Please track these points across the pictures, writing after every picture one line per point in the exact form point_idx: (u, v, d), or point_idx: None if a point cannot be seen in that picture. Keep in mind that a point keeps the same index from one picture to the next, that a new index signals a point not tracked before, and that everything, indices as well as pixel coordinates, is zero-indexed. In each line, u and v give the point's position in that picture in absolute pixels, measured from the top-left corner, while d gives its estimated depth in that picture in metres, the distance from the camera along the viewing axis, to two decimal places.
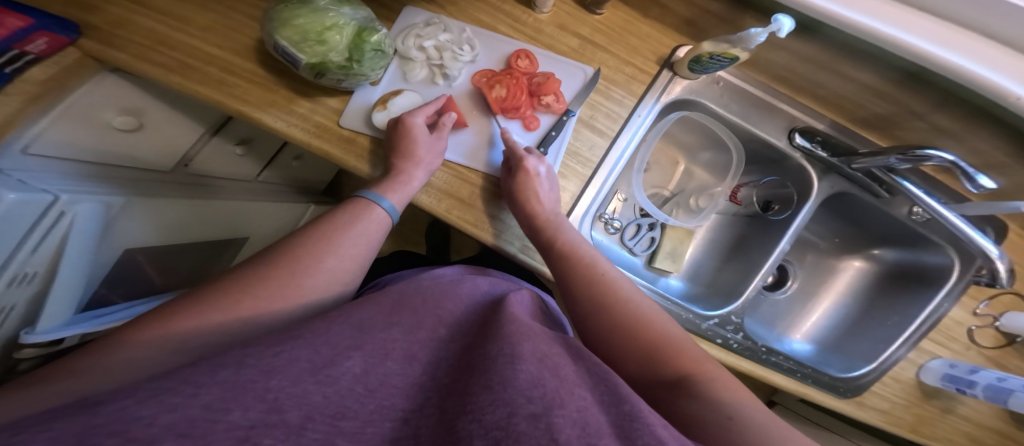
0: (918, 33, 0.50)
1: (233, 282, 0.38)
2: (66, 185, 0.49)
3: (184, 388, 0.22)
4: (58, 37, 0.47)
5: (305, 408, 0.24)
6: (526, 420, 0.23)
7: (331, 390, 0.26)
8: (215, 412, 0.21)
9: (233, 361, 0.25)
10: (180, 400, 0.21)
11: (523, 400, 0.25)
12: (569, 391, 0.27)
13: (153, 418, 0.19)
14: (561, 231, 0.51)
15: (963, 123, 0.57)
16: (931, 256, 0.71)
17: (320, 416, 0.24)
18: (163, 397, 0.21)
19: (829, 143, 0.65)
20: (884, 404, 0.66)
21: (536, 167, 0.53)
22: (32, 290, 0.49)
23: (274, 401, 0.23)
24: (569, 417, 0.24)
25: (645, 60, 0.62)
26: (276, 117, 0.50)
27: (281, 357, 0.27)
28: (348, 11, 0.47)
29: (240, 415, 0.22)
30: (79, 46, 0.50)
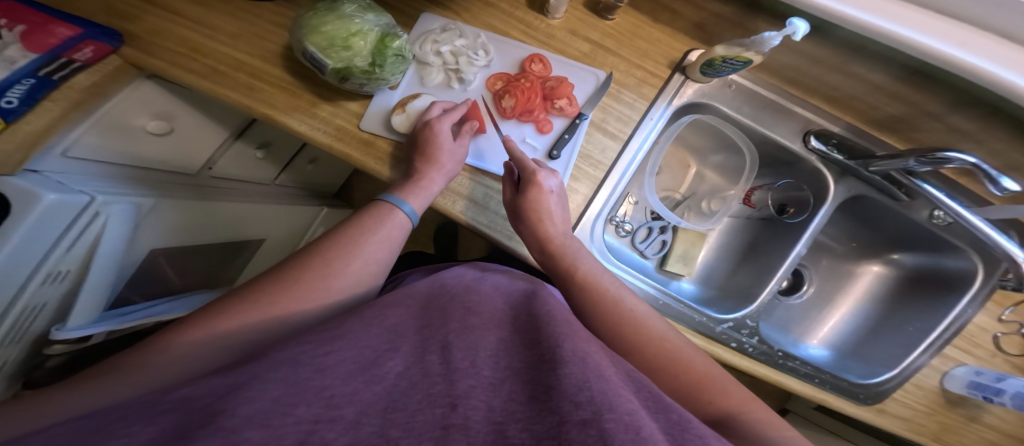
0: (935, 35, 0.50)
1: (262, 285, 0.40)
2: (107, 191, 0.53)
3: (253, 385, 0.25)
4: (103, 45, 0.49)
5: (359, 404, 0.26)
6: (576, 427, 0.25)
7: (381, 388, 0.28)
8: (285, 405, 0.24)
9: (289, 359, 0.28)
10: (253, 394, 0.24)
11: (572, 407, 0.26)
12: (615, 392, 0.28)
13: (234, 410, 0.23)
14: (578, 260, 0.51)
15: (981, 124, 0.57)
16: (953, 261, 0.70)
17: (373, 411, 0.26)
18: (243, 392, 0.24)
19: (845, 145, 0.64)
20: (907, 413, 0.64)
21: (548, 183, 0.52)
22: (63, 289, 0.51)
23: (331, 398, 0.26)
24: (621, 421, 0.25)
25: (656, 63, 0.62)
26: (300, 120, 0.52)
27: (332, 357, 0.29)
28: (372, 18, 0.48)
29: (304, 410, 0.24)
30: (121, 54, 0.51)
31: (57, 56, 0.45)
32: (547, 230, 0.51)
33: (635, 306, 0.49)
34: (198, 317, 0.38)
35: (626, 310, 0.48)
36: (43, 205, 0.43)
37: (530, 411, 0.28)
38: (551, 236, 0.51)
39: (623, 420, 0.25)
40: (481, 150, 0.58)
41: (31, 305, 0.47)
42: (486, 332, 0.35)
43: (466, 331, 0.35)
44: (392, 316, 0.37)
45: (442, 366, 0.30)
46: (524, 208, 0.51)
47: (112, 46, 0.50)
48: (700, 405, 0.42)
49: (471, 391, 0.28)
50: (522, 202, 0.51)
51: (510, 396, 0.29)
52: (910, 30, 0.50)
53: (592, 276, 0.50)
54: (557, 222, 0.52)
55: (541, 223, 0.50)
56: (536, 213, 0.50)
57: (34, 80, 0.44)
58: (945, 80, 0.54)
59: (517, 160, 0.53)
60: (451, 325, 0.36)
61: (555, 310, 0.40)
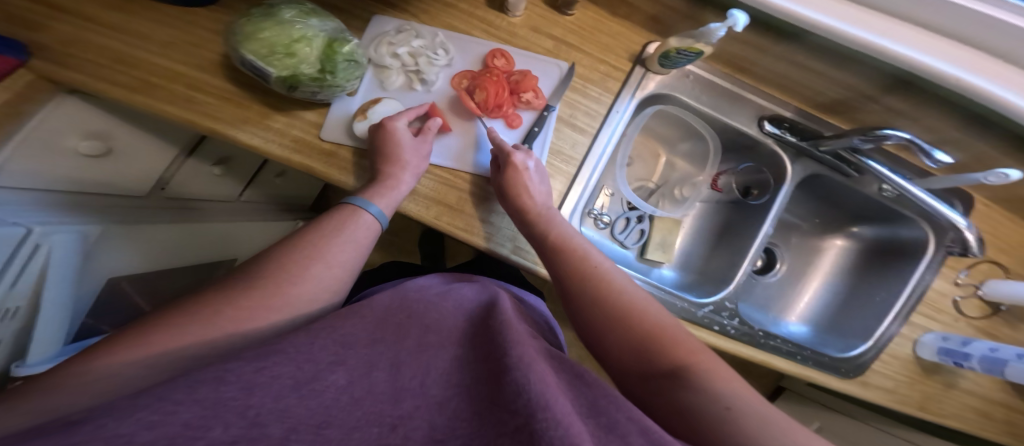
0: (855, 22, 0.53)
1: (210, 297, 0.37)
2: (45, 220, 0.49)
3: (159, 408, 0.21)
4: (9, 58, 0.45)
5: (289, 421, 0.24)
6: (509, 436, 0.25)
7: (317, 402, 0.26)
8: (197, 429, 0.21)
9: (212, 377, 0.24)
10: (157, 417, 0.20)
11: (508, 416, 0.26)
12: (555, 393, 0.27)
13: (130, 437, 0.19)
14: (553, 225, 0.50)
15: (914, 106, 0.60)
16: (907, 230, 0.73)
17: (304, 427, 0.24)
18: (140, 414, 0.20)
19: (797, 128, 0.66)
20: (887, 382, 0.67)
21: (524, 162, 0.52)
22: (17, 326, 0.47)
23: (255, 417, 0.23)
24: (553, 420, 0.25)
25: (618, 57, 0.63)
26: (252, 133, 0.50)
27: (264, 373, 0.25)
28: (316, 22, 0.47)
29: (222, 432, 0.21)
30: (31, 68, 0.47)
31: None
32: (525, 202, 0.50)
33: (601, 262, 0.49)
34: (118, 339, 0.33)
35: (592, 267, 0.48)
36: None
37: (474, 424, 0.28)
38: (528, 207, 0.50)
39: (554, 418, 0.25)
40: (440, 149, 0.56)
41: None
42: (440, 351, 0.34)
43: (418, 351, 0.34)
44: (343, 326, 0.34)
45: (389, 384, 0.29)
46: (506, 188, 0.51)
47: (20, 60, 0.46)
48: (655, 359, 0.41)
49: (415, 411, 0.28)
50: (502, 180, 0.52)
51: (456, 414, 0.29)
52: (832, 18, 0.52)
53: (565, 240, 0.50)
54: (534, 194, 0.51)
55: (513, 191, 0.51)
56: (518, 190, 0.51)
57: None
58: (879, 67, 0.56)
59: (496, 144, 0.54)
60: (406, 344, 0.34)
61: (512, 320, 0.39)
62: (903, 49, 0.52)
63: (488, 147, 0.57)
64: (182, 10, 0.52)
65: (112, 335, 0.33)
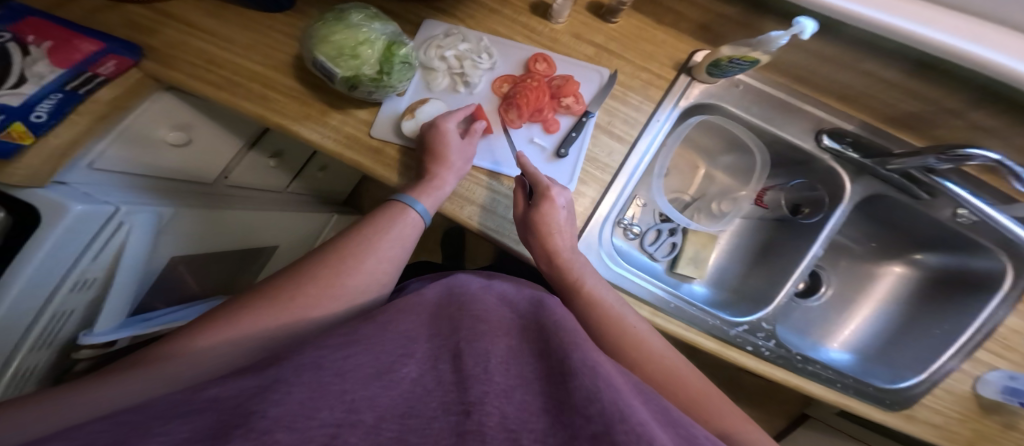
0: (949, 29, 0.49)
1: (277, 289, 0.41)
2: (130, 200, 0.55)
3: (280, 389, 0.25)
4: (125, 59, 0.51)
5: (378, 409, 0.27)
6: (589, 441, 0.25)
7: (396, 393, 0.28)
8: (309, 409, 0.25)
9: (310, 363, 0.29)
10: (280, 396, 0.25)
11: (583, 421, 0.26)
12: (626, 405, 0.28)
13: (263, 412, 0.24)
14: (585, 275, 0.52)
15: (1004, 120, 0.54)
16: (981, 261, 0.67)
17: (391, 416, 0.27)
18: (269, 393, 0.25)
19: (861, 143, 0.63)
20: (936, 418, 0.61)
21: (559, 199, 0.52)
22: (89, 297, 0.53)
23: (352, 403, 0.26)
24: (632, 431, 0.25)
25: (662, 65, 0.62)
26: (312, 129, 0.54)
27: (350, 361, 0.30)
28: (378, 26, 0.50)
29: (327, 415, 0.25)
30: (142, 67, 0.53)
31: (82, 71, 0.48)
32: (554, 243, 0.51)
33: (637, 324, 0.49)
34: (202, 324, 0.38)
35: (628, 327, 0.48)
36: (71, 215, 0.45)
37: (545, 422, 0.27)
38: (558, 250, 0.51)
39: (635, 431, 0.25)
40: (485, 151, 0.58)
41: (59, 312, 0.49)
42: (496, 340, 0.35)
43: (477, 339, 0.34)
44: (402, 322, 0.37)
45: (454, 374, 0.31)
46: (535, 222, 0.51)
47: (133, 61, 0.52)
48: (699, 423, 0.43)
49: (485, 396, 0.28)
50: (534, 215, 0.51)
51: (523, 405, 0.29)
52: (921, 25, 0.49)
53: (579, 281, 0.51)
54: (566, 237, 0.52)
55: (542, 226, 0.50)
56: (546, 226, 0.50)
57: (61, 95, 0.46)
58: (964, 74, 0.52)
59: (529, 174, 0.53)
60: (461, 335, 0.36)
61: (564, 321, 0.40)
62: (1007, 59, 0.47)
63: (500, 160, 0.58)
64: (263, 15, 0.57)
65: (205, 317, 0.39)
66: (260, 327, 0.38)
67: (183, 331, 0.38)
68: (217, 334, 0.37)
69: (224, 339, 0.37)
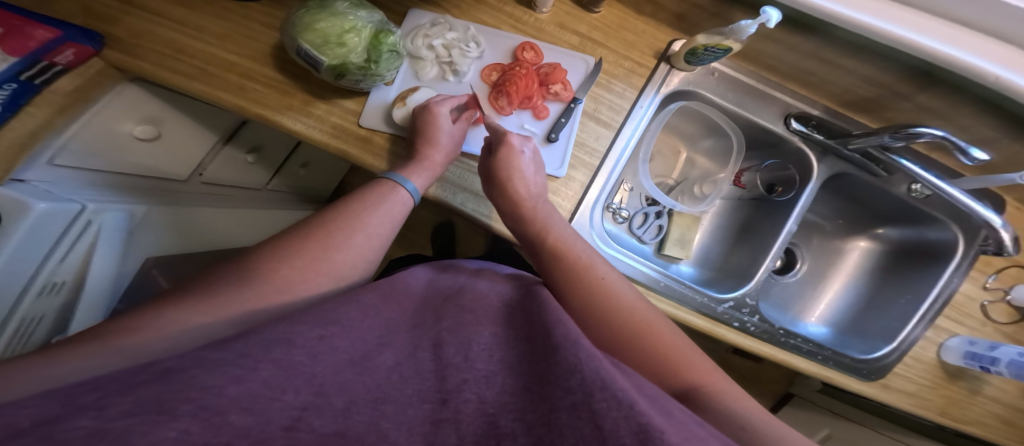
0: (895, 21, 0.53)
1: (260, 265, 0.40)
2: (97, 199, 0.53)
3: (240, 364, 0.23)
4: (85, 47, 0.48)
5: (349, 394, 0.26)
6: (567, 412, 0.26)
7: (371, 379, 0.28)
8: (274, 390, 0.23)
9: (281, 338, 0.27)
10: (242, 372, 0.23)
11: (562, 394, 0.27)
12: (608, 375, 0.28)
13: (220, 388, 0.21)
14: (548, 225, 0.52)
15: (948, 103, 0.59)
16: (934, 233, 0.73)
17: (363, 401, 0.26)
18: (229, 368, 0.23)
19: (824, 126, 0.67)
20: (909, 386, 0.66)
21: (521, 146, 0.54)
22: (61, 302, 0.50)
23: (320, 387, 0.25)
24: (611, 398, 0.25)
25: (643, 54, 0.64)
26: (296, 119, 0.52)
27: (325, 342, 0.28)
28: (365, 14, 0.49)
29: (293, 397, 0.23)
30: (104, 57, 0.50)
31: (39, 59, 0.44)
32: (519, 190, 0.52)
33: (607, 274, 0.50)
34: (173, 303, 0.35)
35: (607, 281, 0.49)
36: (35, 213, 0.42)
37: (524, 401, 0.28)
38: (521, 198, 0.52)
39: (615, 397, 0.26)
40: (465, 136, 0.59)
41: (29, 318, 0.45)
42: (479, 329, 0.36)
43: (459, 329, 0.35)
44: (385, 309, 0.37)
45: (433, 363, 0.31)
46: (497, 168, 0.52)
47: (93, 48, 0.48)
48: (665, 378, 0.44)
49: (464, 384, 0.29)
50: (494, 163, 0.53)
51: (503, 388, 0.29)
52: (869, 17, 0.52)
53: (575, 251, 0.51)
54: (529, 184, 0.53)
55: (509, 180, 0.51)
56: (507, 170, 0.52)
57: (16, 85, 0.42)
58: (907, 62, 0.56)
59: (493, 129, 0.55)
60: (444, 325, 0.37)
61: (548, 303, 0.40)
62: (941, 47, 0.52)
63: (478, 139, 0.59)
64: (238, 3, 0.54)
65: (174, 296, 0.36)
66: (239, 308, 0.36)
67: (152, 307, 0.34)
68: (196, 310, 0.34)
69: (205, 314, 0.34)
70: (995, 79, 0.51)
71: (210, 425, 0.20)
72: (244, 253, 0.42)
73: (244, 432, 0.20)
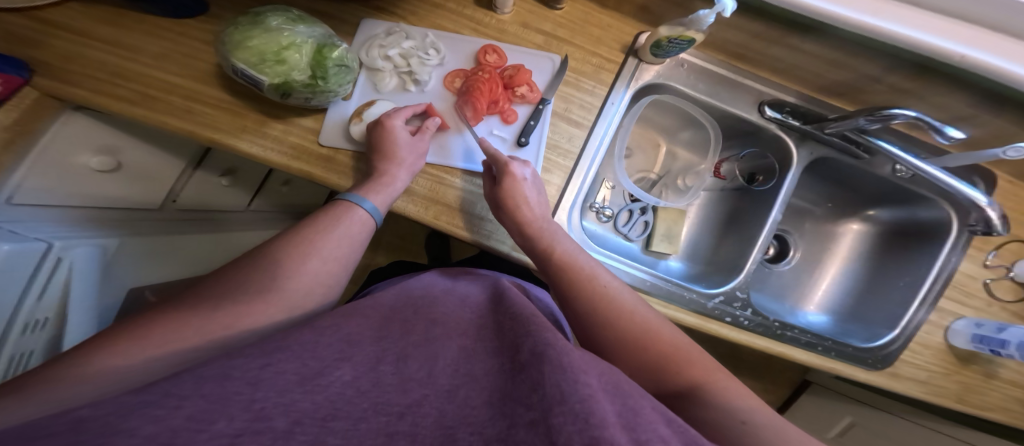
0: (852, 6, 0.51)
1: (204, 300, 0.38)
2: (64, 235, 0.52)
3: (165, 403, 0.21)
4: (11, 76, 0.45)
5: (294, 414, 0.23)
6: (524, 428, 0.25)
7: (321, 397, 0.25)
8: (200, 422, 0.20)
9: (217, 372, 0.24)
10: (162, 412, 0.20)
11: (523, 409, 0.26)
12: (573, 380, 0.26)
13: (134, 429, 0.19)
14: (556, 241, 0.50)
15: (920, 84, 0.58)
16: (926, 212, 0.70)
17: (310, 419, 0.23)
18: (147, 410, 0.20)
19: (800, 111, 0.65)
20: (920, 374, 0.63)
21: (521, 172, 0.52)
22: (48, 338, 0.49)
23: (260, 411, 0.22)
24: (571, 412, 0.24)
25: (611, 49, 0.62)
26: (252, 142, 0.51)
27: (268, 370, 0.25)
28: (303, 29, 0.48)
29: (225, 425, 0.21)
30: (35, 86, 0.48)
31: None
32: (525, 214, 0.50)
33: (609, 282, 0.49)
34: (104, 342, 0.33)
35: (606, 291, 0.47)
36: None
37: (487, 414, 0.27)
38: (528, 222, 0.50)
39: (574, 410, 0.24)
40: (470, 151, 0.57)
41: (19, 354, 0.46)
42: (448, 342, 0.33)
43: (428, 338, 0.33)
44: (346, 326, 0.33)
45: (395, 376, 0.28)
46: (501, 198, 0.50)
47: (23, 77, 0.46)
48: (669, 376, 0.43)
49: (424, 399, 0.27)
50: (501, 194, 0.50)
51: (466, 401, 0.28)
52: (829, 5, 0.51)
53: (571, 257, 0.50)
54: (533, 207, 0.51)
55: (517, 210, 0.50)
56: (515, 201, 0.50)
57: None
58: (872, 47, 0.55)
59: (490, 156, 0.53)
60: (412, 337, 0.33)
61: (522, 309, 0.37)
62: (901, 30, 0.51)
63: (478, 157, 0.57)
64: (173, 21, 0.53)
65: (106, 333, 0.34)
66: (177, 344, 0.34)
67: (86, 345, 0.32)
68: (138, 350, 0.32)
69: (140, 355, 0.32)
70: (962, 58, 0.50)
71: None
72: (190, 287, 0.41)
73: None
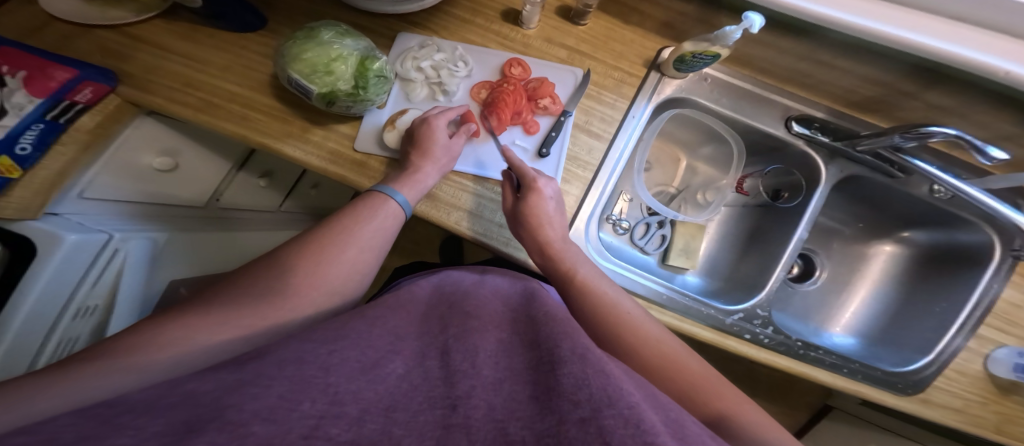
0: (888, 20, 0.50)
1: (252, 287, 0.42)
2: (124, 228, 0.58)
3: (255, 383, 0.24)
4: (101, 85, 0.51)
5: (362, 402, 0.25)
6: (576, 425, 0.24)
7: (383, 387, 0.27)
8: (290, 401, 0.23)
9: (293, 358, 0.27)
10: (257, 390, 0.23)
11: (570, 406, 0.25)
12: (615, 388, 0.27)
13: (240, 405, 0.21)
14: (578, 263, 0.52)
15: (958, 99, 0.55)
16: (966, 235, 0.67)
17: (375, 409, 0.25)
18: (247, 388, 0.23)
19: (829, 127, 0.63)
20: (955, 401, 0.60)
21: (546, 189, 0.53)
22: (92, 324, 0.54)
23: (335, 395, 0.25)
24: (620, 416, 0.24)
25: (633, 64, 0.63)
26: (295, 147, 0.55)
27: (335, 356, 0.28)
28: (350, 43, 0.52)
29: (309, 406, 0.23)
30: (119, 93, 0.53)
31: (61, 99, 0.47)
32: (546, 235, 0.51)
33: (629, 308, 0.50)
34: (169, 318, 0.36)
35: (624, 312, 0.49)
36: (66, 244, 0.47)
37: (533, 409, 0.27)
38: (550, 241, 0.51)
39: (623, 415, 0.24)
40: (482, 160, 0.59)
41: (65, 338, 0.50)
42: (485, 334, 0.35)
43: (467, 334, 0.34)
44: (389, 319, 0.37)
45: (442, 370, 0.30)
46: (524, 213, 0.51)
47: (109, 85, 0.52)
48: (694, 404, 0.44)
49: (472, 391, 0.28)
50: (522, 207, 0.51)
51: (511, 395, 0.28)
52: (863, 19, 0.50)
53: (591, 280, 0.51)
54: (556, 226, 0.52)
55: (540, 229, 0.51)
56: (538, 219, 0.50)
57: (43, 125, 0.46)
58: (909, 60, 0.54)
59: (517, 167, 0.54)
60: (450, 332, 0.35)
61: (555, 313, 0.39)
62: (942, 45, 0.49)
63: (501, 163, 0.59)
64: (238, 35, 0.58)
65: (162, 315, 0.37)
66: (230, 326, 0.37)
67: (154, 322, 0.36)
68: (196, 331, 0.36)
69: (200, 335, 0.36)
70: (1008, 75, 0.48)
71: (235, 436, 0.19)
72: (237, 272, 0.44)
73: (267, 440, 0.20)
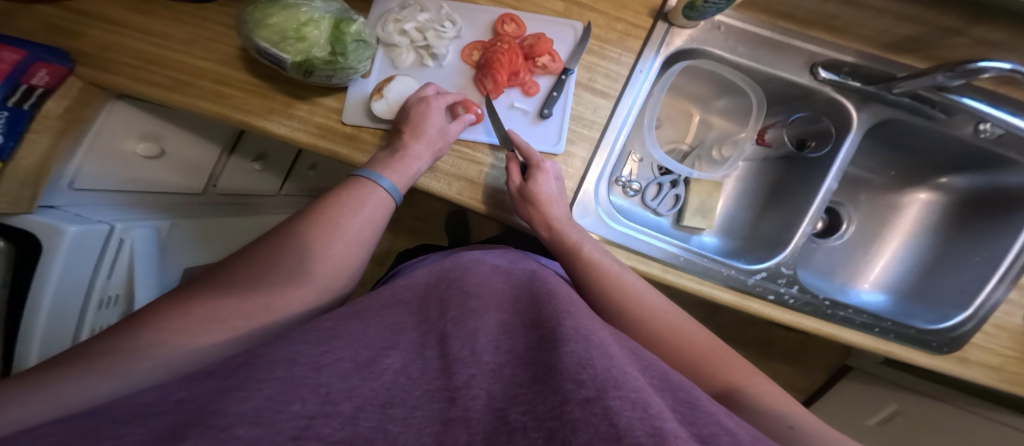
0: None
1: (229, 280, 0.40)
2: (118, 216, 0.58)
3: (247, 385, 0.22)
4: (55, 66, 0.47)
5: (356, 400, 0.23)
6: (579, 406, 0.22)
7: (378, 384, 0.25)
8: (279, 403, 0.21)
9: (284, 358, 0.25)
10: (246, 393, 0.21)
11: (572, 386, 0.23)
12: (622, 370, 0.25)
13: (227, 408, 0.20)
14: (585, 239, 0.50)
15: (1011, 31, 0.50)
16: (1010, 176, 0.62)
17: (371, 405, 0.23)
18: (235, 392, 0.21)
19: (861, 72, 0.58)
20: (993, 358, 0.56)
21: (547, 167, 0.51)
22: (118, 312, 0.57)
23: (328, 395, 0.23)
24: (628, 398, 0.22)
25: (637, 14, 0.58)
26: (279, 123, 0.52)
27: (328, 356, 0.26)
28: (320, 4, 0.48)
29: (300, 407, 0.21)
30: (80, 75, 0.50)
31: (18, 83, 0.43)
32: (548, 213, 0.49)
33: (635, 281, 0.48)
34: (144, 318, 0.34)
35: (626, 284, 0.47)
36: (67, 236, 0.47)
37: (533, 391, 0.25)
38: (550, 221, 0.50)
39: (629, 397, 0.22)
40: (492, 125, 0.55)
41: (95, 327, 0.53)
42: (484, 316, 0.33)
43: (464, 317, 0.32)
44: (388, 315, 0.35)
45: (438, 361, 0.28)
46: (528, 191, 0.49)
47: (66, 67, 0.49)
48: (704, 378, 0.41)
49: (472, 381, 0.26)
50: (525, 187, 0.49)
51: (512, 381, 0.26)
52: None
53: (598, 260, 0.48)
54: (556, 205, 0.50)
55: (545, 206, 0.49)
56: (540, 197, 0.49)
57: (8, 112, 0.43)
58: None
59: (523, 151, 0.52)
60: (448, 316, 0.33)
61: (557, 290, 0.37)
62: None
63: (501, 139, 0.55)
64: (198, 6, 0.55)
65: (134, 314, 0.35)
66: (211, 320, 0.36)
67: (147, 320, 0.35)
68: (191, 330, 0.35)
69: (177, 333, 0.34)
70: None
71: (219, 441, 0.18)
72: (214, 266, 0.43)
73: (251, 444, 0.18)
